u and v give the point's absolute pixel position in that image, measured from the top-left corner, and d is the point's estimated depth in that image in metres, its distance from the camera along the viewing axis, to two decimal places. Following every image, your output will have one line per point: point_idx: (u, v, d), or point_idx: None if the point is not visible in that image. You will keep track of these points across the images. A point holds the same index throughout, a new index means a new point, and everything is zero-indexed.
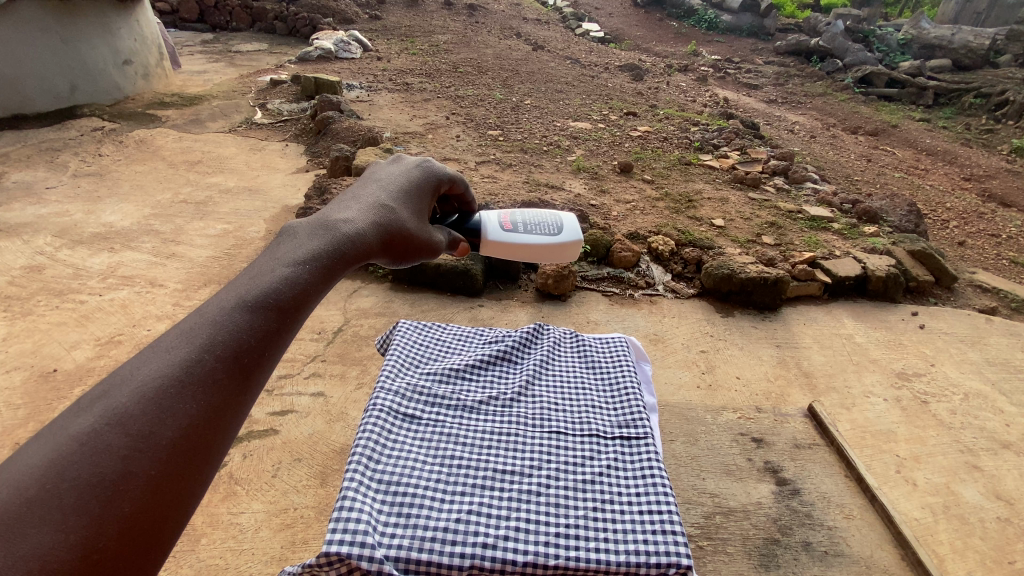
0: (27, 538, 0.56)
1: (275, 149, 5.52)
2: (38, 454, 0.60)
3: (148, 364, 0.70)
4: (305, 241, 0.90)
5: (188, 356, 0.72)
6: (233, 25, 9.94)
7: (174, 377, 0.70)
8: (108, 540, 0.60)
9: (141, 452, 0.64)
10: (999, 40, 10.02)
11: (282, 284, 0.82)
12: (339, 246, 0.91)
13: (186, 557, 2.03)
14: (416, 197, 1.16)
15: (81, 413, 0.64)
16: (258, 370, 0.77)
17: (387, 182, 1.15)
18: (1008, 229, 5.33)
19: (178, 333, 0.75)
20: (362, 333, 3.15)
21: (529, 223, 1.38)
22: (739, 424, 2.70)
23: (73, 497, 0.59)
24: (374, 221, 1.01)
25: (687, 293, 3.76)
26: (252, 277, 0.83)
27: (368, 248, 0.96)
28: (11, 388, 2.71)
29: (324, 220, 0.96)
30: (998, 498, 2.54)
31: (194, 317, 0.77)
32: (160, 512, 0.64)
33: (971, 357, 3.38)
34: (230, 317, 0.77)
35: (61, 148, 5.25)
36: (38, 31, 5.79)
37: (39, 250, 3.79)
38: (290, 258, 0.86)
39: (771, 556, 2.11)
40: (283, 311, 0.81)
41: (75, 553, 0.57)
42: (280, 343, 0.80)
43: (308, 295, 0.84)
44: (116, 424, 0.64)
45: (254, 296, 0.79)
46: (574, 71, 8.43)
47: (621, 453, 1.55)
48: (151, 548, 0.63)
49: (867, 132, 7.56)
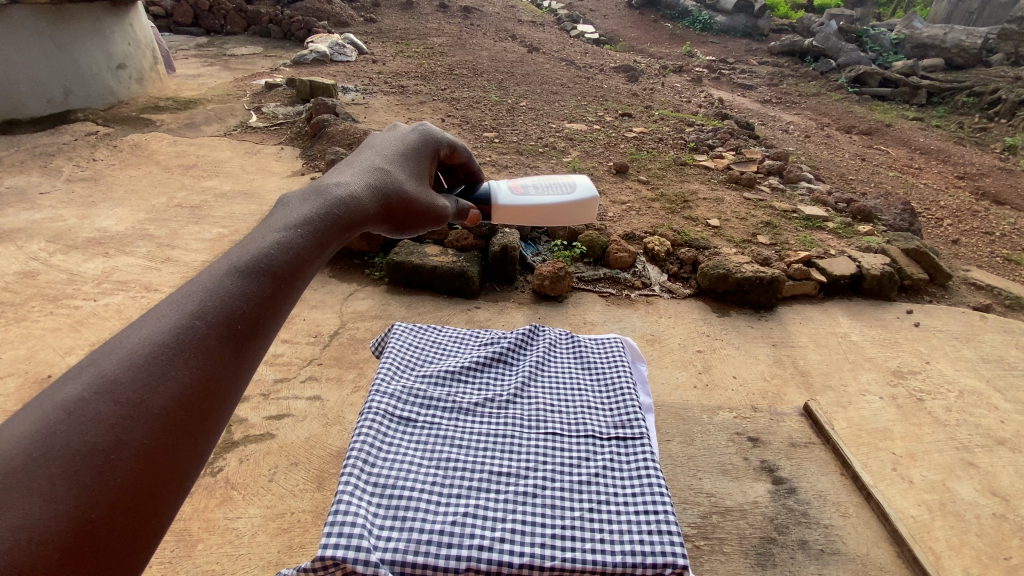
0: (15, 508, 0.54)
1: (269, 152, 5.51)
2: (20, 424, 0.58)
3: (138, 333, 0.68)
4: (297, 207, 0.89)
5: (180, 322, 0.70)
6: (227, 29, 9.93)
7: (165, 345, 0.68)
8: (100, 511, 0.58)
9: (133, 420, 0.62)
10: (992, 39, 10.06)
11: (276, 251, 0.80)
12: (331, 210, 0.90)
13: (183, 563, 2.02)
14: (412, 162, 1.16)
15: (69, 381, 0.62)
16: (254, 339, 0.75)
17: (381, 148, 1.16)
18: (1002, 227, 5.35)
19: (169, 303, 0.73)
20: (358, 336, 3.14)
21: (540, 187, 1.39)
22: (736, 423, 2.70)
23: (64, 466, 0.57)
24: (370, 185, 1.01)
25: (682, 293, 3.76)
26: (244, 245, 0.82)
27: (366, 212, 0.96)
28: (6, 394, 2.70)
29: (318, 185, 0.96)
30: (993, 494, 2.55)
31: (185, 289, 0.75)
32: (155, 483, 0.62)
33: (966, 354, 3.39)
34: (223, 283, 0.75)
35: (55, 153, 5.24)
36: (29, 36, 5.80)
37: (33, 256, 3.78)
38: (281, 224, 0.85)
39: (768, 555, 2.11)
40: (279, 278, 0.79)
41: (68, 524, 0.56)
42: (277, 310, 0.78)
43: (304, 261, 0.83)
44: (105, 392, 0.62)
45: (246, 263, 0.78)
46: (569, 73, 8.45)
47: (617, 453, 1.56)
48: (144, 521, 0.61)
49: (861, 131, 7.59)
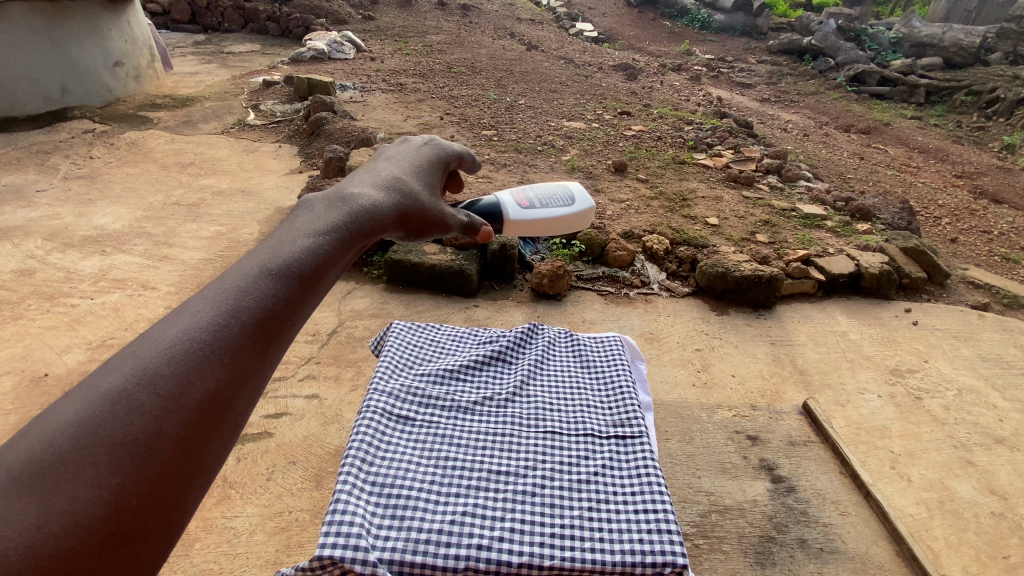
0: (59, 494, 0.55)
1: (267, 150, 5.49)
2: (65, 412, 0.59)
3: (176, 327, 0.69)
4: (322, 212, 0.89)
5: (217, 318, 0.70)
6: (224, 27, 9.90)
7: (203, 339, 0.68)
8: (139, 498, 0.58)
9: (172, 412, 0.62)
10: (990, 39, 10.06)
11: (309, 250, 0.81)
12: (357, 218, 0.90)
13: (180, 562, 2.01)
14: (432, 171, 1.18)
15: (111, 372, 0.63)
16: (286, 335, 0.75)
17: (400, 157, 1.17)
18: (1000, 225, 5.35)
19: (205, 298, 0.73)
20: (356, 335, 3.13)
21: (544, 198, 1.39)
22: (734, 422, 2.70)
23: (105, 453, 0.58)
24: (394, 192, 1.02)
25: (681, 292, 3.75)
26: (277, 243, 0.82)
27: (390, 216, 0.97)
28: (2, 393, 2.69)
29: (343, 190, 0.97)
30: (992, 492, 2.55)
31: (220, 283, 0.76)
32: (187, 477, 0.62)
33: (965, 353, 3.40)
34: (258, 281, 0.75)
35: (52, 151, 5.21)
36: (27, 32, 5.75)
37: (30, 254, 3.76)
38: (313, 226, 0.85)
39: (767, 554, 2.11)
40: (309, 276, 0.79)
41: (106, 511, 0.56)
42: (308, 306, 0.78)
43: (333, 260, 0.83)
44: (147, 383, 0.62)
45: (279, 261, 0.78)
46: (567, 71, 8.44)
47: (617, 452, 1.55)
48: (175, 511, 0.61)
49: (859, 130, 7.59)
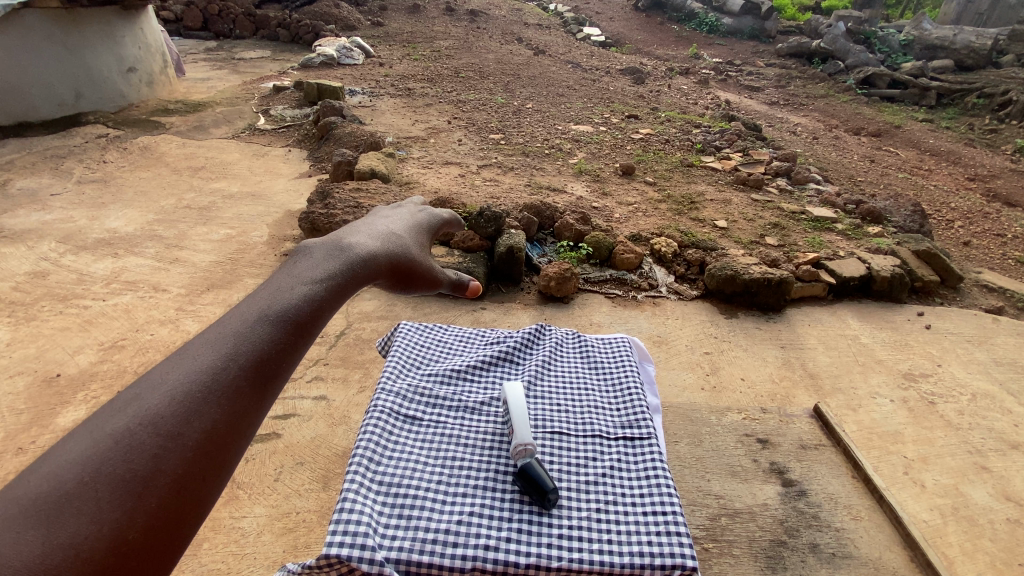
0: (65, 527, 0.61)
1: (277, 155, 5.52)
2: (74, 452, 0.66)
3: (175, 371, 0.77)
4: (322, 261, 1.01)
5: (214, 364, 0.79)
6: (236, 33, 9.99)
7: (202, 384, 0.76)
8: (136, 534, 0.64)
9: (169, 450, 0.69)
10: (1002, 41, 9.98)
11: (301, 301, 0.90)
12: (351, 267, 1.02)
13: (188, 562, 2.02)
14: (422, 233, 1.31)
15: (117, 414, 0.71)
16: (274, 380, 0.83)
17: (394, 221, 1.30)
18: (1014, 229, 5.28)
19: (205, 344, 0.83)
20: (364, 337, 3.14)
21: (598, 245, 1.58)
22: (745, 425, 2.67)
23: (107, 490, 0.64)
24: (384, 248, 1.13)
25: (690, 294, 3.73)
26: (272, 294, 0.92)
27: (377, 269, 1.08)
28: (14, 393, 2.71)
29: (337, 243, 1.08)
30: (1007, 499, 2.50)
31: (218, 331, 0.85)
32: (181, 512, 0.68)
33: (979, 357, 3.35)
34: (253, 330, 0.85)
35: (66, 156, 5.27)
36: (43, 39, 5.83)
37: (43, 256, 3.80)
38: (308, 277, 0.96)
39: (778, 558, 2.07)
40: (301, 326, 0.88)
41: (106, 544, 0.62)
42: (295, 355, 0.86)
43: (322, 311, 0.92)
44: (148, 424, 0.70)
45: (275, 311, 0.88)
46: (575, 75, 8.46)
47: (624, 454, 1.54)
48: (171, 544, 0.67)
49: (870, 132, 7.54)
